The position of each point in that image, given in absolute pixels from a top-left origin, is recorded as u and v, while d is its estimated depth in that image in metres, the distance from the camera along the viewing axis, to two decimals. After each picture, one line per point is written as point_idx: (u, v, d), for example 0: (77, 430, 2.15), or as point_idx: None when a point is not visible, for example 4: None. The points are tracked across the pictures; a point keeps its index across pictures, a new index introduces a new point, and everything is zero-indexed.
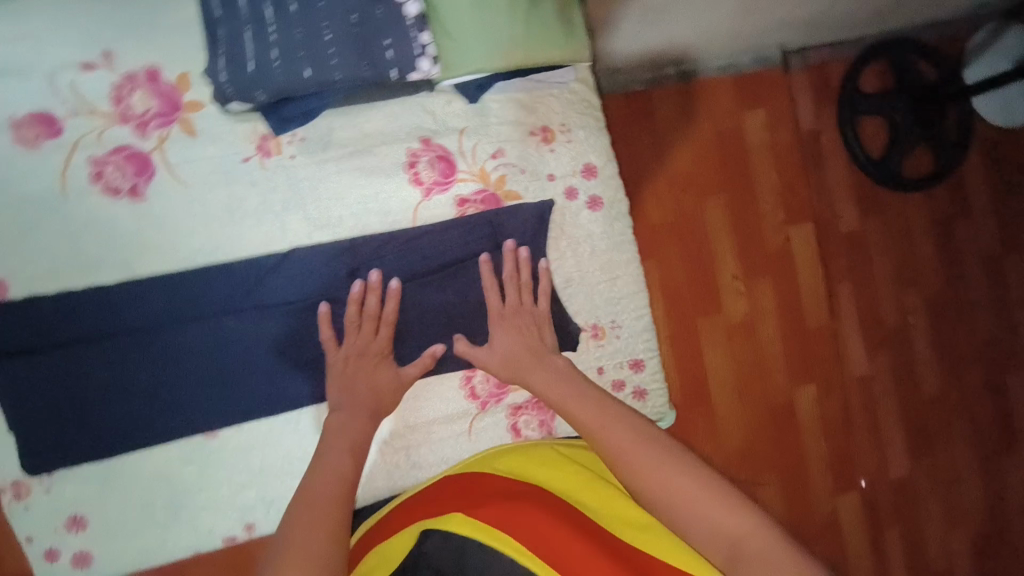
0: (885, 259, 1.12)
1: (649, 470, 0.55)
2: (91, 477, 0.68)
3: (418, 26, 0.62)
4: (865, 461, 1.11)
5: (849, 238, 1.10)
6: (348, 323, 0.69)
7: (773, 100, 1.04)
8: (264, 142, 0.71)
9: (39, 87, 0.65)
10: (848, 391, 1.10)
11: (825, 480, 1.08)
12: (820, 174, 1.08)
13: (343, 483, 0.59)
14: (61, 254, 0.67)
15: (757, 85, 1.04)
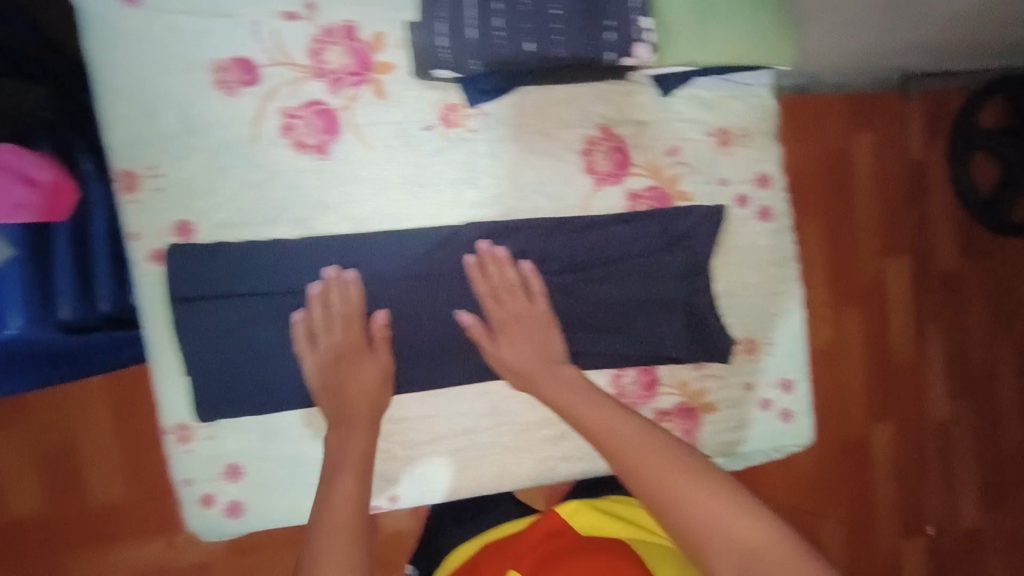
0: (966, 315, 1.35)
1: (680, 495, 0.55)
2: (252, 430, 0.70)
3: (641, 10, 0.59)
4: (930, 494, 1.34)
5: (943, 278, 1.34)
6: (506, 289, 0.71)
7: (882, 122, 1.30)
8: (448, 112, 0.70)
9: (244, 33, 0.65)
10: (925, 431, 1.34)
11: (892, 510, 1.33)
12: (921, 203, 1.32)
13: (355, 465, 0.62)
14: (246, 204, 0.67)
15: (870, 109, 1.29)
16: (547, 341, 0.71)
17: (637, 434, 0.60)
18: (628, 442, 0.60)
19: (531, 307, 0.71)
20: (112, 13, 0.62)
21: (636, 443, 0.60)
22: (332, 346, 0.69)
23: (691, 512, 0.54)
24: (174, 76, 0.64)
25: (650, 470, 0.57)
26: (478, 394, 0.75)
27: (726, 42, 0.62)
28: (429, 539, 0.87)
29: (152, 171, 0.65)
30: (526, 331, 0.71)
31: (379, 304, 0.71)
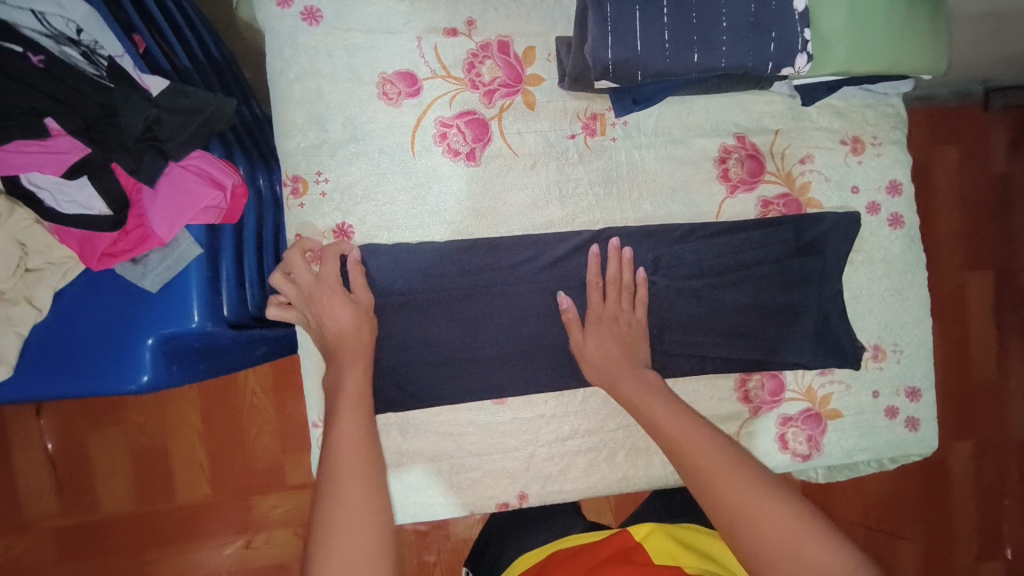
0: None
1: (754, 514, 0.55)
2: (391, 427, 0.71)
3: (804, 21, 0.61)
4: (1008, 514, 1.38)
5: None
6: (614, 286, 0.70)
7: (966, 139, 1.35)
8: (591, 121, 0.73)
9: (408, 47, 0.70)
10: (1004, 452, 1.38)
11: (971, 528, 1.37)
12: (1005, 218, 1.36)
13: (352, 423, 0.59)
14: (400, 207, 0.70)
15: (954, 125, 1.35)
16: (636, 342, 0.70)
17: (711, 448, 0.60)
18: (701, 456, 0.60)
19: (627, 311, 0.70)
20: (295, 32, 0.68)
21: (712, 456, 0.60)
22: (472, 342, 0.71)
23: (767, 531, 0.54)
24: (343, 87, 0.69)
25: (723, 486, 0.57)
26: (605, 399, 0.74)
27: (878, 52, 0.64)
28: (485, 541, 0.86)
29: (316, 176, 0.69)
30: (620, 331, 0.70)
31: (470, 301, 0.71)
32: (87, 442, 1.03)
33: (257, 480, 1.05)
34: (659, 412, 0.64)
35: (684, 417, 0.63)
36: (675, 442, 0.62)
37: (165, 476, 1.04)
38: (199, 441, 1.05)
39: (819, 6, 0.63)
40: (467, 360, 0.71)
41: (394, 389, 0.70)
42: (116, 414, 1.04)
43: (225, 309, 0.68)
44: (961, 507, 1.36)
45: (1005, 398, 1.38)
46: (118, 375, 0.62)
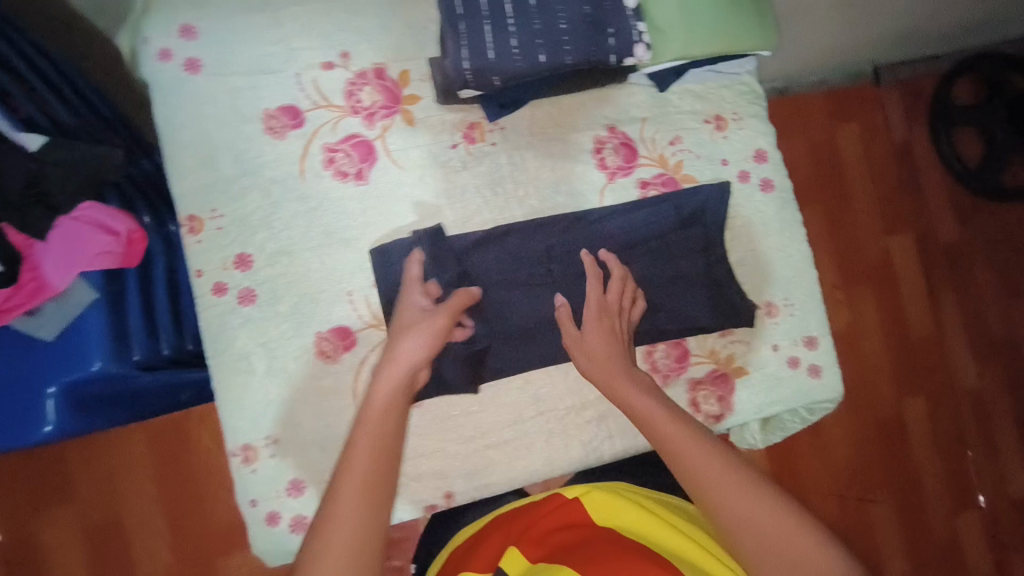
0: (984, 280, 1.48)
1: (738, 507, 0.58)
2: (311, 442, 0.74)
3: (635, 17, 0.68)
4: (981, 472, 1.42)
5: (948, 246, 1.47)
6: (615, 282, 0.74)
7: (862, 112, 1.41)
8: (470, 130, 0.78)
9: (289, 83, 0.74)
10: (958, 402, 1.43)
11: (941, 493, 1.40)
12: (912, 177, 1.46)
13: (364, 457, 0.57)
14: (297, 232, 0.74)
15: (849, 102, 1.41)
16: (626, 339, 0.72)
17: (701, 448, 0.61)
18: (691, 456, 0.61)
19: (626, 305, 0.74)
20: (178, 82, 0.71)
21: (700, 454, 0.61)
22: (383, 351, 0.75)
23: (751, 522, 0.57)
24: (230, 127, 0.73)
25: (715, 483, 0.59)
26: (520, 387, 0.77)
27: (710, 35, 0.71)
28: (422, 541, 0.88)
29: (211, 213, 0.72)
30: (617, 325, 0.72)
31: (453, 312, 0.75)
32: (39, 533, 1.01)
33: (218, 541, 1.03)
34: (647, 411, 0.65)
35: (669, 415, 0.64)
36: (666, 442, 0.62)
37: (121, 551, 1.02)
38: (155, 511, 1.03)
39: (649, 3, 0.70)
40: (382, 366, 0.75)
41: (311, 401, 0.74)
42: (65, 495, 1.02)
43: (135, 352, 0.72)
44: (926, 465, 1.39)
45: (949, 351, 1.44)
46: (23, 429, 0.68)
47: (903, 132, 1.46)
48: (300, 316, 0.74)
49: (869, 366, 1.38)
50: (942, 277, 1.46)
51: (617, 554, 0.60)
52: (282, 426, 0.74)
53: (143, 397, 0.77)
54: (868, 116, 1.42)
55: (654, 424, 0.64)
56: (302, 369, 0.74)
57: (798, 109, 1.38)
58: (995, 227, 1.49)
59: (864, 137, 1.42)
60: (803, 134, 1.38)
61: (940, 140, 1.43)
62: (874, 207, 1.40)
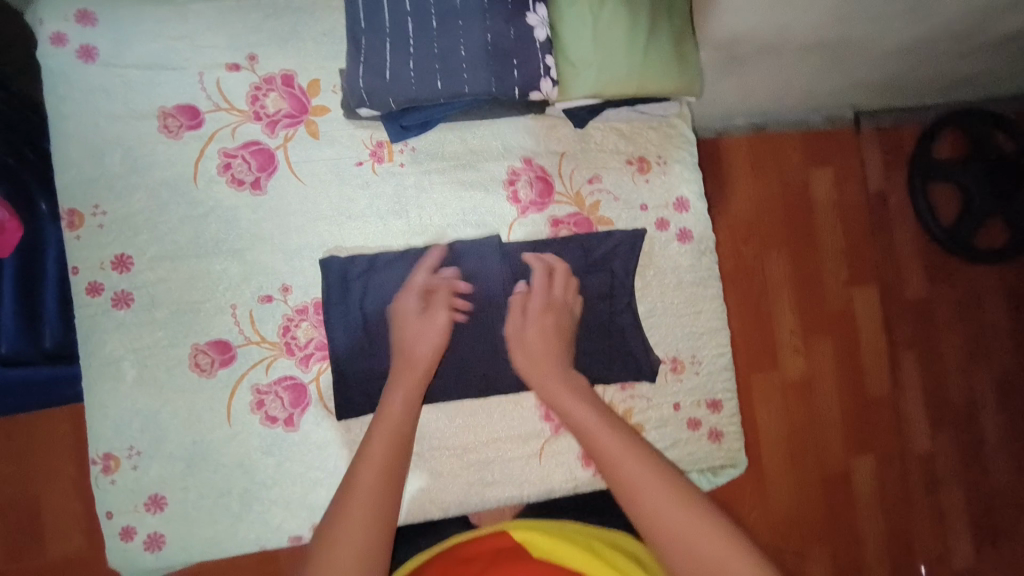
0: (950, 338, 1.37)
1: (677, 529, 0.53)
2: (176, 457, 0.71)
3: (546, 48, 0.66)
4: (926, 544, 1.31)
5: (917, 301, 1.35)
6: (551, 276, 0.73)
7: (840, 156, 1.30)
8: (378, 148, 0.75)
9: (189, 82, 0.72)
10: (909, 467, 1.31)
11: (882, 563, 1.27)
12: (885, 228, 1.35)
13: (388, 440, 0.60)
14: (182, 238, 0.71)
15: (827, 144, 1.30)
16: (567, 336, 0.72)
17: (643, 467, 0.57)
18: (635, 475, 0.57)
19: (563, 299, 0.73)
20: (69, 70, 0.69)
21: (640, 471, 0.57)
22: (263, 369, 0.72)
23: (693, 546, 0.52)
24: (124, 122, 0.70)
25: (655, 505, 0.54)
26: None
27: (625, 73, 0.67)
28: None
29: (93, 210, 0.70)
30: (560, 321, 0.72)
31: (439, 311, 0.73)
32: None
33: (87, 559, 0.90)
34: (595, 435, 0.62)
35: (613, 436, 0.61)
36: (610, 460, 0.59)
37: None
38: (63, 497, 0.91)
39: (563, 35, 0.67)
40: (260, 385, 0.72)
41: (179, 415, 0.70)
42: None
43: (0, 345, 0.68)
44: (869, 531, 1.27)
45: (903, 412, 1.33)
46: None
47: (880, 180, 1.34)
48: (178, 325, 0.71)
49: (816, 419, 1.26)
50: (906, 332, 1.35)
51: None
52: (147, 437, 0.70)
53: (20, 396, 0.73)
54: (847, 159, 1.31)
55: (590, 431, 0.63)
56: (174, 380, 0.70)
57: (771, 139, 1.29)
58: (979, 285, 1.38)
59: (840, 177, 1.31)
60: (775, 162, 1.28)
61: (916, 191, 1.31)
62: (841, 251, 1.29)
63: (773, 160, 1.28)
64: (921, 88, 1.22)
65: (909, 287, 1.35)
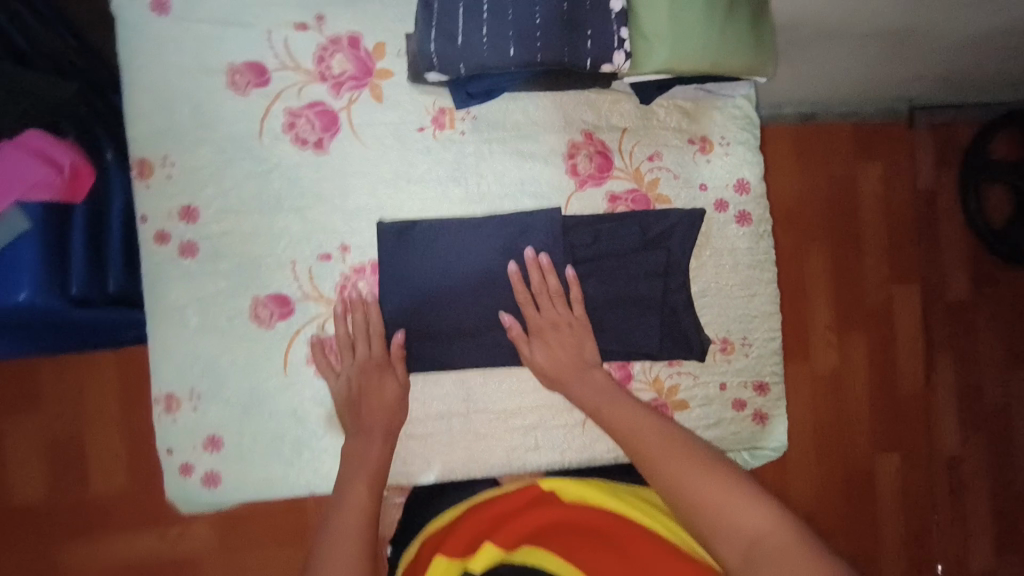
0: (1001, 345, 1.31)
1: (693, 491, 0.58)
2: (237, 403, 0.72)
3: (620, 21, 0.64)
4: (950, 549, 1.29)
5: (961, 304, 1.31)
6: (547, 291, 0.72)
7: (892, 154, 1.28)
8: (440, 115, 0.75)
9: (259, 40, 0.72)
10: (939, 472, 1.29)
11: (898, 561, 1.28)
12: (934, 227, 1.31)
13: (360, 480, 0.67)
14: (246, 192, 0.72)
15: (877, 139, 1.28)
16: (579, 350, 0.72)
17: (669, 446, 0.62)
18: (658, 452, 0.62)
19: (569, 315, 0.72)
20: (145, 21, 0.70)
21: (657, 441, 0.63)
22: (319, 325, 0.73)
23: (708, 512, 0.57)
24: (194, 76, 0.71)
25: (682, 478, 0.59)
26: (455, 384, 0.76)
27: (699, 50, 0.67)
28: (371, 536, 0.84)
29: (162, 160, 0.71)
30: (566, 339, 0.72)
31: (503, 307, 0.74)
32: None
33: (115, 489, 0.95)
34: (638, 434, 0.65)
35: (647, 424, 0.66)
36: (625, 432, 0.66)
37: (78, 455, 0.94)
38: (119, 432, 0.95)
39: (638, 10, 0.66)
40: (316, 338, 0.73)
41: (237, 367, 0.72)
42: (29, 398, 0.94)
43: (72, 284, 0.71)
44: (887, 528, 1.28)
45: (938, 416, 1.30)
46: None
47: (934, 177, 1.30)
48: (240, 277, 0.72)
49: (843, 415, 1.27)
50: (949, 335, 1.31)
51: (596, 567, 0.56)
52: (209, 380, 0.71)
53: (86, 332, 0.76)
54: (900, 155, 1.29)
55: (613, 416, 0.68)
56: (233, 331, 0.72)
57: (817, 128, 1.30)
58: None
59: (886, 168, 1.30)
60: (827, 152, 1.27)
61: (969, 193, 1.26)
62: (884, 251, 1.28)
63: (818, 152, 1.28)
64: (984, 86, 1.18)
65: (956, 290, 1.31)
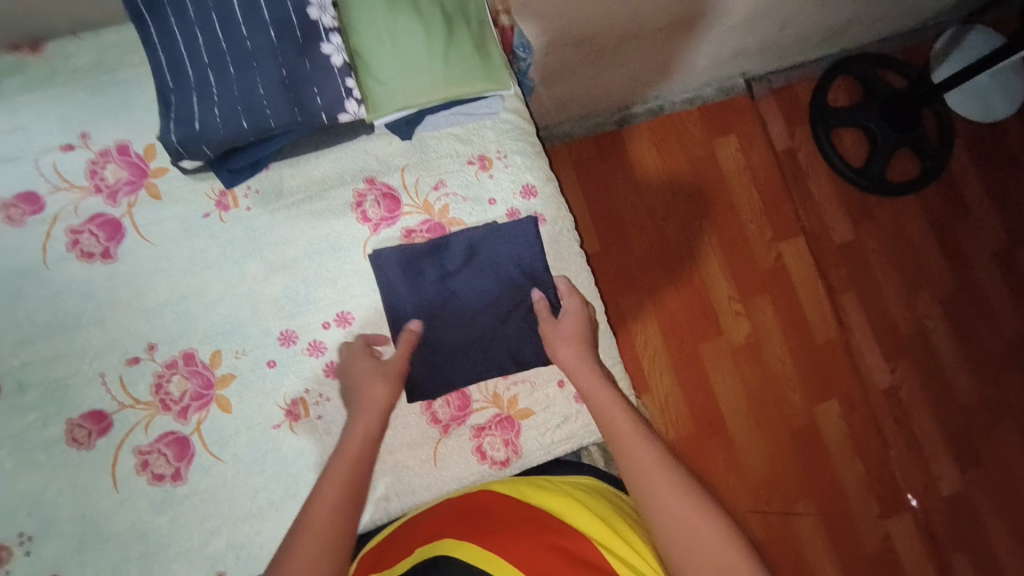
0: (879, 262, 1.70)
1: (685, 528, 0.59)
2: (69, 537, 0.70)
3: (344, 72, 0.70)
4: (871, 444, 1.60)
5: (841, 243, 1.69)
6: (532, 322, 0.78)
7: (740, 127, 1.67)
8: (222, 197, 0.77)
9: (28, 170, 0.74)
10: (850, 383, 1.61)
11: (842, 460, 1.57)
12: (795, 182, 1.69)
13: (355, 449, 0.69)
14: (42, 317, 0.73)
15: (724, 116, 1.68)
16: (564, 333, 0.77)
17: (669, 476, 0.63)
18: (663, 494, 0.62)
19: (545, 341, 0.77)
20: None
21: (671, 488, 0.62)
22: (143, 430, 0.73)
23: (697, 546, 0.58)
24: None
25: (675, 518, 0.60)
26: (295, 456, 0.75)
27: (428, 85, 0.72)
28: None
29: None
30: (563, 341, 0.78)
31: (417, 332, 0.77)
32: None
33: None
34: (636, 455, 0.65)
35: (643, 447, 0.66)
36: (632, 463, 0.65)
37: None
38: None
39: (363, 55, 0.71)
40: (141, 446, 0.72)
41: (64, 493, 0.71)
42: None
43: None
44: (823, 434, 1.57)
45: (844, 333, 1.64)
46: None
47: (783, 139, 1.70)
48: (51, 403, 0.71)
49: (760, 352, 1.58)
50: (840, 274, 1.68)
51: (533, 551, 0.62)
52: (35, 519, 0.70)
53: None
54: (746, 127, 1.68)
55: (623, 432, 0.68)
56: (54, 459, 0.71)
57: (675, 128, 1.65)
58: (871, 235, 1.70)
59: (743, 149, 1.67)
60: (685, 154, 1.64)
61: (821, 140, 1.68)
62: (758, 210, 1.65)
63: (682, 149, 1.64)
64: (783, 12, 1.33)
65: (832, 232, 1.68)
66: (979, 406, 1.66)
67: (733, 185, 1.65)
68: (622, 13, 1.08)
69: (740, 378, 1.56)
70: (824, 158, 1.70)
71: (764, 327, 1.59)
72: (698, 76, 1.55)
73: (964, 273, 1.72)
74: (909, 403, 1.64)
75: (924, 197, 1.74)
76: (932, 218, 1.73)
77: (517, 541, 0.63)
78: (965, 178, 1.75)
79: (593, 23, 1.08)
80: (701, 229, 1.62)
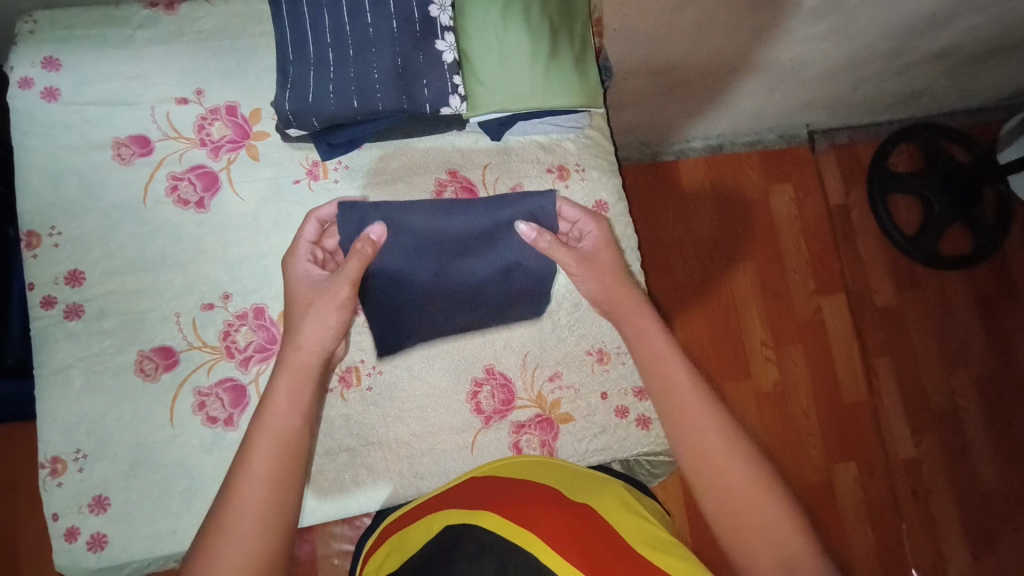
0: (919, 332, 1.68)
1: (723, 474, 0.64)
2: (122, 461, 0.74)
3: (453, 69, 0.74)
4: (886, 514, 1.57)
5: (883, 307, 1.68)
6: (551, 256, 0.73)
7: (799, 177, 1.69)
8: (314, 167, 0.82)
9: (142, 115, 0.79)
10: (873, 449, 1.59)
11: (857, 524, 1.55)
12: (845, 239, 1.69)
13: (302, 361, 0.66)
14: (132, 252, 0.77)
15: (782, 163, 1.69)
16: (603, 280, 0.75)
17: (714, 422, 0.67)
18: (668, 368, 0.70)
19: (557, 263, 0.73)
20: (33, 109, 0.77)
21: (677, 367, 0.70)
22: (205, 372, 0.76)
23: (732, 494, 0.63)
24: (83, 153, 0.78)
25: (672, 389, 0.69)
26: (341, 423, 0.78)
27: (528, 91, 0.75)
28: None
29: (50, 230, 0.76)
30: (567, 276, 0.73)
31: (351, 204, 0.69)
32: None
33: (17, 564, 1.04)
34: (684, 400, 0.68)
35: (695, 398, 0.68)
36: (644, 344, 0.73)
37: None
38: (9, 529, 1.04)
39: (471, 55, 0.75)
40: (202, 387, 0.76)
41: (125, 419, 0.74)
42: None
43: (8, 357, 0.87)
44: (842, 493, 1.56)
45: (876, 398, 1.63)
46: None
47: (839, 195, 1.71)
48: (126, 334, 0.76)
49: (787, 402, 1.58)
50: (877, 339, 1.67)
51: (558, 522, 0.60)
52: (94, 440, 0.74)
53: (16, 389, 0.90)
54: (805, 177, 1.69)
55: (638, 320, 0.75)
56: (121, 385, 0.75)
57: (732, 166, 1.66)
58: (914, 304, 1.69)
59: (797, 199, 1.68)
60: (738, 193, 1.66)
61: (875, 202, 1.68)
62: (805, 262, 1.65)
63: (736, 190, 1.66)
64: (860, 71, 1.34)
65: (875, 296, 1.67)
66: (1003, 495, 1.63)
67: (783, 231, 1.66)
68: (706, 51, 1.11)
69: (763, 425, 1.55)
70: (876, 221, 1.70)
71: (793, 378, 1.59)
72: (760, 123, 1.58)
73: (1006, 358, 1.69)
74: (930, 478, 1.62)
75: (974, 276, 1.72)
76: (979, 298, 1.71)
77: (538, 510, 0.62)
78: (1019, 262, 1.73)
79: (676, 56, 1.11)
80: (745, 270, 1.63)
